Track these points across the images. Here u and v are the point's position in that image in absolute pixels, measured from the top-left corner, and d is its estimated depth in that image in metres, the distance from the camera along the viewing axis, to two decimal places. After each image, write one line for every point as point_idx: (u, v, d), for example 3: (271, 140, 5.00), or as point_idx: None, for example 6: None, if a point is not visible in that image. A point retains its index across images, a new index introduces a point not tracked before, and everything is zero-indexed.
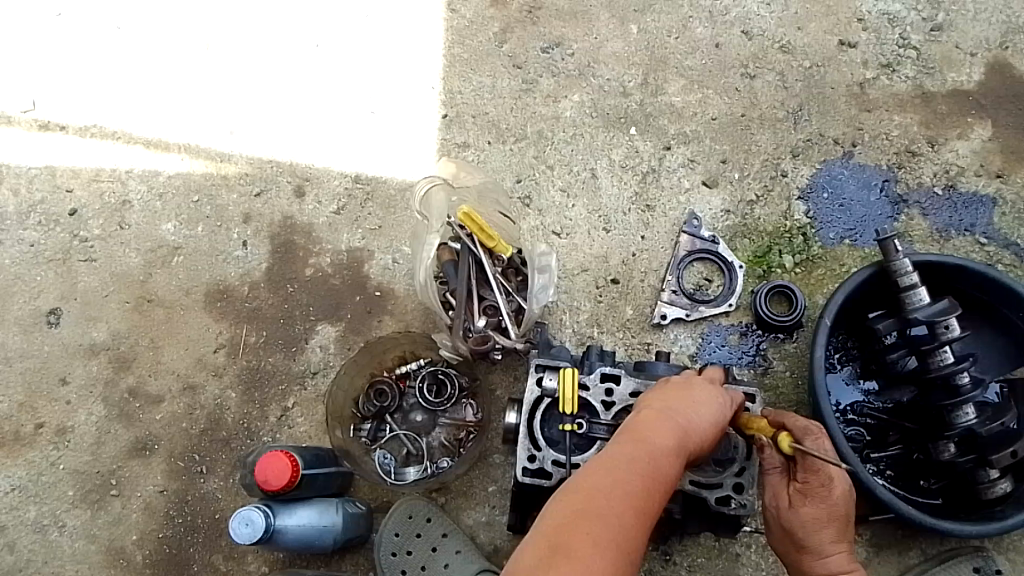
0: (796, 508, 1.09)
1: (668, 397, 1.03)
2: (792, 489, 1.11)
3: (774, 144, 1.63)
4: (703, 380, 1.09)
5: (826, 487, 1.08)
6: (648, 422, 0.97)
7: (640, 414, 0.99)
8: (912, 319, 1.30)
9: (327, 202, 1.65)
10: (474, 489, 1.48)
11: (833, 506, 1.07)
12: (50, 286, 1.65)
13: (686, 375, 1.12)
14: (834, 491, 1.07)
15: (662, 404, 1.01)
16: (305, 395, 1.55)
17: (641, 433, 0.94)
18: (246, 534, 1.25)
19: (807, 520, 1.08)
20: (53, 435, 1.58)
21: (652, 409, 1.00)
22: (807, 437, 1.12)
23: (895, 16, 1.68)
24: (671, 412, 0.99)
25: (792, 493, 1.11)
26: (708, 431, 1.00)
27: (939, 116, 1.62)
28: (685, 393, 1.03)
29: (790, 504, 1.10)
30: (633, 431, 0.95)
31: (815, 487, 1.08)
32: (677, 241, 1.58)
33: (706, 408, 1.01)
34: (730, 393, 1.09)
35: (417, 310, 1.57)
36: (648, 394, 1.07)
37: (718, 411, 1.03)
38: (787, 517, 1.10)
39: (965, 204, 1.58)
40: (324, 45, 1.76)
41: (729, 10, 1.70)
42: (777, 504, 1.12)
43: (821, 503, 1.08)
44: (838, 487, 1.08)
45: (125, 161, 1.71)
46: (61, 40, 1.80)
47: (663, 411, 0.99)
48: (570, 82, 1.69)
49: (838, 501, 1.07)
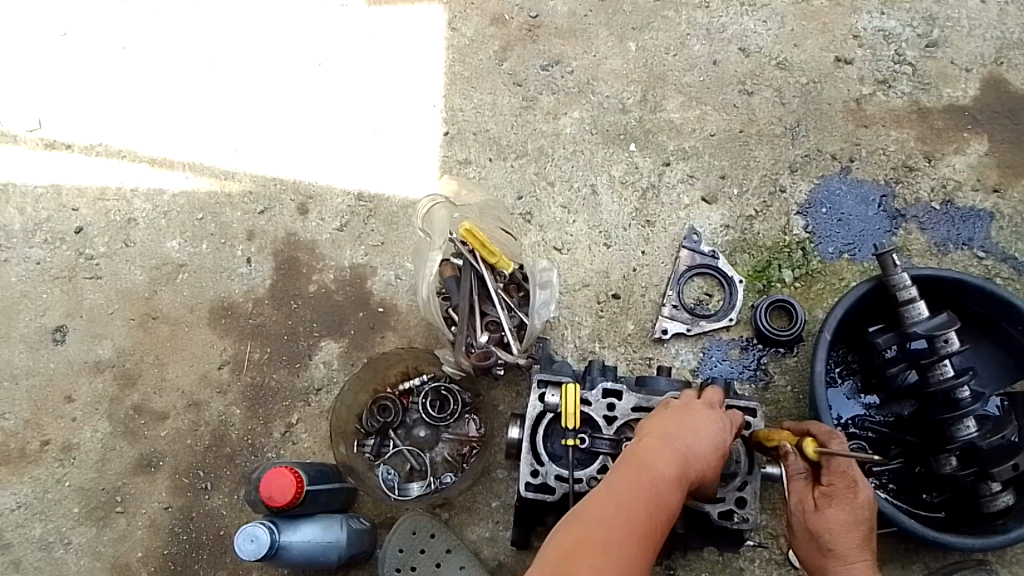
0: (823, 511, 1.09)
1: (668, 423, 1.04)
2: (817, 493, 1.11)
3: (772, 160, 1.64)
4: (701, 402, 1.11)
5: (852, 490, 1.08)
6: (649, 448, 0.98)
7: (643, 440, 1.01)
8: (912, 333, 1.31)
9: (330, 219, 1.66)
10: (477, 504, 1.49)
11: (858, 511, 1.07)
12: (56, 304, 1.66)
13: (689, 397, 1.13)
14: (860, 495, 1.08)
15: (662, 430, 1.02)
16: (309, 411, 1.56)
17: (643, 460, 0.96)
18: (251, 550, 1.26)
19: (836, 524, 1.07)
20: (59, 451, 1.58)
21: (657, 434, 1.02)
22: (832, 440, 1.13)
23: (890, 33, 1.71)
24: (671, 438, 1.00)
25: (817, 497, 1.10)
26: (711, 459, 1.01)
27: (935, 131, 1.64)
28: (684, 418, 1.05)
29: (815, 508, 1.10)
30: (635, 458, 0.97)
31: (841, 490, 1.09)
32: (677, 256, 1.59)
33: (706, 433, 1.03)
34: (731, 417, 1.10)
35: (420, 325, 1.59)
36: (652, 417, 1.09)
37: (719, 435, 1.04)
38: (815, 522, 1.09)
39: (962, 218, 1.59)
40: (326, 63, 1.78)
41: (727, 28, 1.72)
42: (801, 508, 1.11)
43: (847, 507, 1.08)
44: (863, 492, 1.08)
45: (131, 180, 1.73)
46: (67, 59, 1.82)
47: (663, 437, 1.00)
48: (570, 99, 1.71)
49: (863, 505, 1.08)
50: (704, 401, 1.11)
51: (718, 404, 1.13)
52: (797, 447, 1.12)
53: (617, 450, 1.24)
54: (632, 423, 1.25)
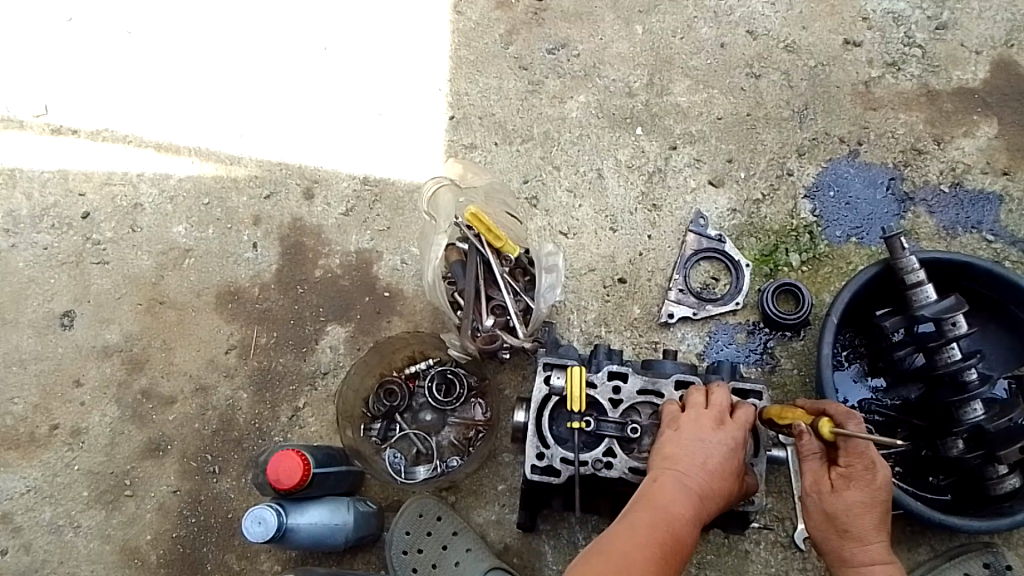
0: (840, 492, 1.08)
1: (678, 452, 1.09)
2: (833, 474, 1.10)
3: (779, 143, 1.63)
4: (708, 418, 1.13)
5: (871, 471, 1.07)
6: (661, 486, 1.04)
7: (660, 467, 1.08)
8: (919, 316, 1.30)
9: (335, 204, 1.66)
10: (484, 488, 1.50)
11: (876, 491, 1.07)
12: (63, 289, 1.67)
13: (700, 403, 1.16)
14: (878, 476, 1.07)
15: (674, 462, 1.08)
16: (315, 395, 1.56)
17: (655, 500, 1.02)
18: (258, 532, 1.27)
19: (852, 506, 1.07)
20: (68, 435, 1.59)
21: (673, 460, 1.08)
22: (850, 420, 1.10)
23: (900, 15, 1.69)
24: (682, 474, 1.06)
25: (834, 478, 1.09)
26: (724, 483, 1.08)
27: (944, 114, 1.63)
28: (696, 445, 1.09)
29: (832, 489, 1.09)
30: (649, 496, 1.03)
31: (859, 471, 1.07)
32: (684, 240, 1.59)
33: (716, 464, 1.08)
34: (741, 421, 1.14)
35: (426, 310, 1.59)
36: (665, 433, 1.14)
37: (729, 461, 1.09)
38: (831, 503, 1.08)
39: (971, 201, 1.58)
40: (331, 48, 1.77)
41: (734, 10, 1.71)
42: (817, 489, 1.10)
43: (866, 488, 1.07)
44: (881, 473, 1.08)
45: (137, 165, 1.73)
46: (71, 45, 1.82)
47: (675, 474, 1.06)
48: (576, 83, 1.70)
49: (881, 486, 1.07)
50: (713, 414, 1.14)
51: (724, 410, 1.15)
52: (811, 427, 1.12)
53: (623, 433, 1.24)
54: (637, 407, 1.26)
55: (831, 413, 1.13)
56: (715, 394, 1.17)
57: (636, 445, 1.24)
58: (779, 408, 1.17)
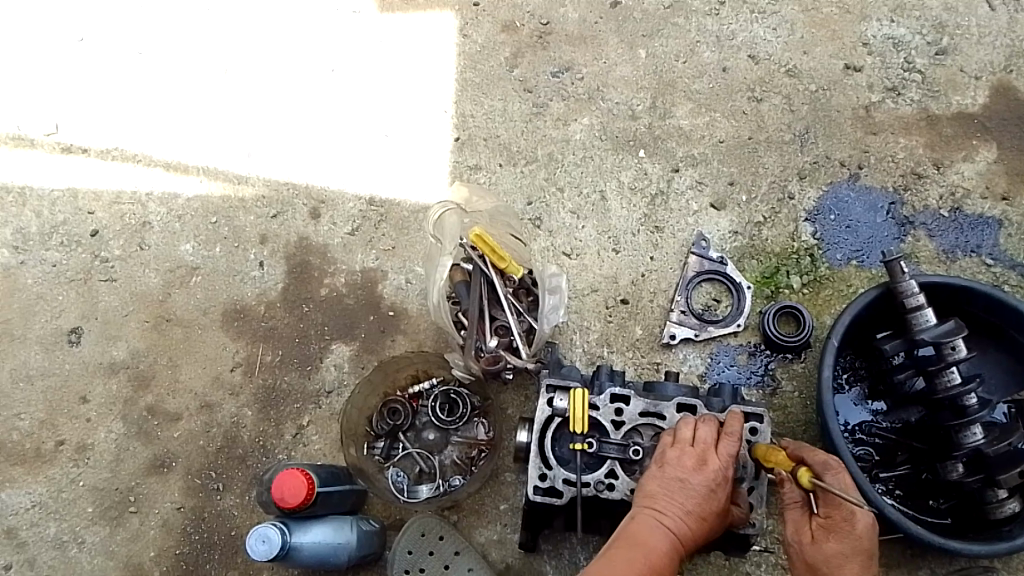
0: (820, 542, 1.13)
1: (658, 492, 1.14)
2: (814, 524, 1.15)
3: (780, 166, 1.65)
4: (691, 457, 1.15)
5: (849, 521, 1.12)
6: (641, 526, 1.10)
7: (641, 507, 1.13)
8: (918, 340, 1.32)
9: (341, 224, 1.68)
10: (486, 506, 1.50)
11: (857, 540, 1.11)
12: (72, 306, 1.68)
13: (684, 439, 1.18)
14: (857, 525, 1.11)
15: (654, 502, 1.13)
16: (320, 413, 1.57)
17: (634, 541, 1.09)
18: (263, 551, 1.27)
19: (831, 555, 1.12)
20: (74, 451, 1.61)
21: (653, 500, 1.13)
22: (827, 470, 1.16)
23: (900, 41, 1.71)
24: (660, 516, 1.12)
25: (815, 528, 1.15)
26: (702, 524, 1.13)
27: (944, 138, 1.65)
28: (675, 487, 1.13)
29: (813, 539, 1.14)
30: (628, 536, 1.10)
31: (838, 522, 1.13)
32: (686, 262, 1.60)
33: (694, 507, 1.13)
34: (724, 458, 1.16)
35: (430, 329, 1.60)
36: (649, 468, 1.19)
37: (708, 502, 1.13)
38: (812, 552, 1.14)
39: (971, 226, 1.60)
40: (340, 69, 1.80)
41: (736, 35, 1.73)
42: (799, 540, 1.16)
43: (844, 538, 1.11)
44: (861, 521, 1.11)
45: (146, 184, 1.76)
46: (83, 64, 1.85)
47: (654, 515, 1.12)
48: (580, 106, 1.72)
49: (862, 534, 1.11)
50: (695, 452, 1.16)
51: (708, 447, 1.17)
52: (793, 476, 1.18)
53: (625, 454, 1.25)
54: (639, 428, 1.27)
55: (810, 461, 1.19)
56: (701, 428, 1.19)
57: (638, 467, 1.25)
58: (766, 448, 1.20)
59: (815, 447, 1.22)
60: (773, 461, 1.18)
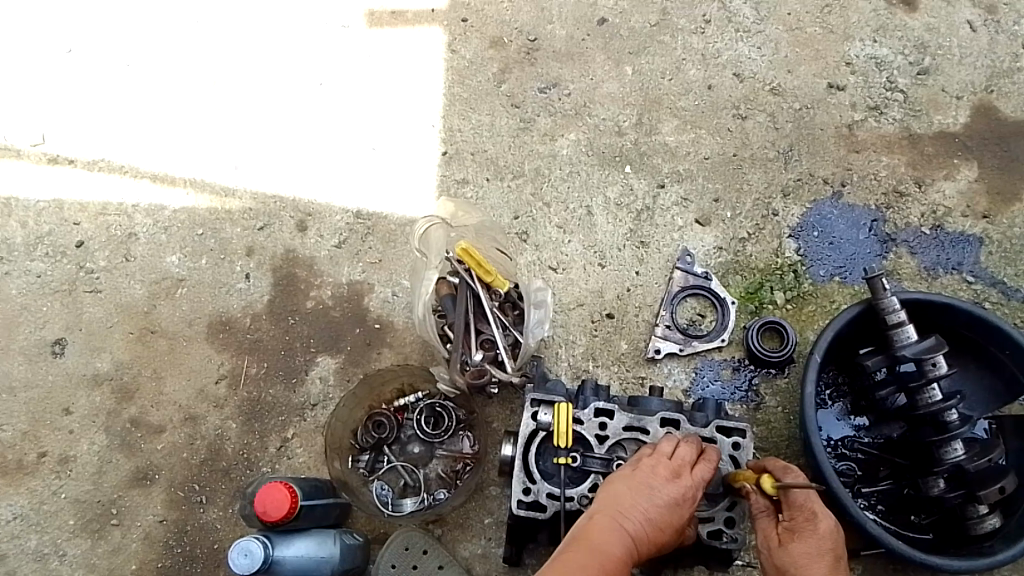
0: (787, 545, 1.14)
1: (624, 494, 1.12)
2: (781, 529, 1.16)
3: (765, 184, 1.67)
4: (666, 468, 1.15)
5: (812, 521, 1.14)
6: (602, 524, 1.08)
7: (603, 509, 1.11)
8: (899, 356, 1.33)
9: (329, 237, 1.68)
10: (470, 521, 1.50)
11: (822, 540, 1.12)
12: (56, 317, 1.68)
13: (659, 452, 1.18)
14: (819, 526, 1.13)
15: (619, 503, 1.11)
16: (304, 426, 1.57)
17: (594, 537, 1.06)
18: (245, 564, 1.25)
19: (798, 555, 1.12)
20: (55, 464, 1.59)
21: (615, 503, 1.11)
22: (788, 473, 1.17)
23: (882, 60, 1.74)
24: (623, 519, 1.10)
25: (781, 532, 1.16)
26: (663, 533, 1.11)
27: (926, 157, 1.67)
28: (642, 491, 1.12)
29: (780, 543, 1.15)
30: (589, 533, 1.07)
31: (802, 523, 1.14)
32: (671, 277, 1.61)
33: (658, 515, 1.11)
34: (698, 476, 1.16)
35: (416, 342, 1.60)
36: (615, 474, 1.18)
37: (673, 513, 1.12)
38: (779, 556, 1.14)
39: (951, 243, 1.62)
40: (328, 83, 1.81)
41: (721, 53, 1.75)
42: (768, 545, 1.16)
43: (810, 538, 1.13)
44: (823, 522, 1.14)
45: (132, 195, 1.76)
46: (71, 75, 1.85)
47: (616, 517, 1.09)
48: (567, 121, 1.74)
49: (825, 535, 1.13)
50: (670, 465, 1.16)
51: (685, 463, 1.17)
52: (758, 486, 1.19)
53: (609, 468, 1.26)
54: (623, 443, 1.27)
55: (771, 467, 1.19)
56: (681, 446, 1.20)
57: None
58: (735, 471, 1.22)
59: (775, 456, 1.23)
60: (741, 477, 1.20)
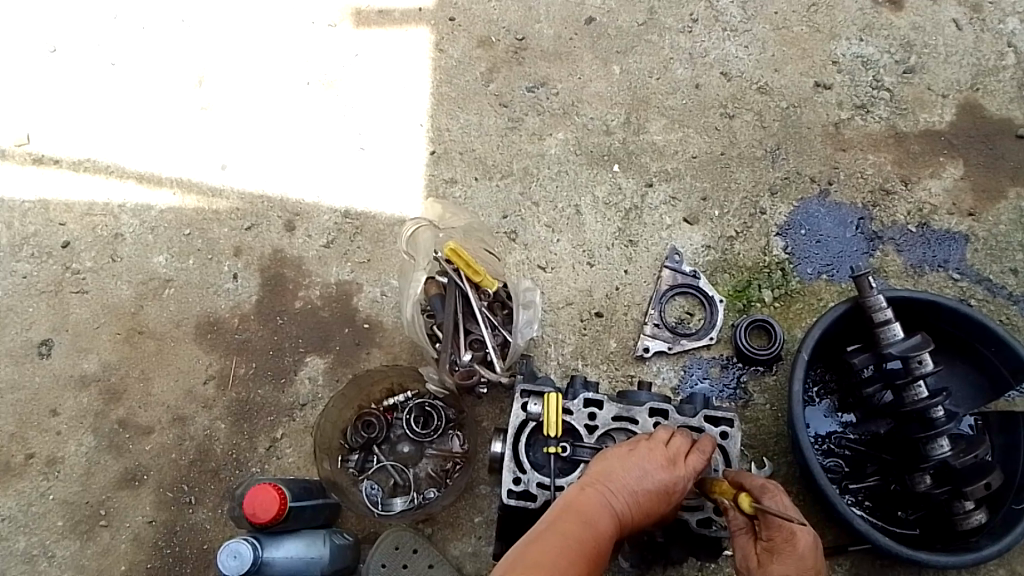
0: (766, 566, 1.11)
1: (617, 472, 1.12)
2: (759, 549, 1.13)
3: (752, 182, 1.68)
4: (661, 454, 1.15)
5: (790, 542, 1.10)
6: (592, 498, 1.08)
7: (591, 482, 1.11)
8: (886, 353, 1.33)
9: (316, 236, 1.68)
10: (461, 520, 1.50)
11: (801, 560, 1.09)
12: (42, 318, 1.67)
13: (657, 439, 1.17)
14: (797, 546, 1.10)
15: (609, 480, 1.11)
16: (293, 426, 1.57)
17: (584, 509, 1.06)
18: (234, 566, 1.25)
19: None
20: (43, 465, 1.59)
21: (605, 479, 1.11)
22: (765, 494, 1.15)
23: (868, 59, 1.75)
24: (612, 496, 1.09)
25: (760, 552, 1.13)
26: (647, 513, 1.12)
27: (911, 155, 1.69)
28: (634, 471, 1.12)
29: (759, 564, 1.12)
30: (578, 504, 1.07)
31: (780, 543, 1.11)
32: (659, 275, 1.62)
33: (646, 496, 1.11)
34: (692, 466, 1.15)
35: (405, 343, 1.60)
36: (605, 451, 1.18)
37: (661, 497, 1.13)
38: None
39: (938, 241, 1.63)
40: (317, 83, 1.80)
41: (709, 52, 1.76)
42: (747, 565, 1.13)
43: (789, 559, 1.09)
44: (802, 540, 1.10)
45: (118, 195, 1.75)
46: (56, 74, 1.84)
47: (606, 492, 1.09)
48: (556, 120, 1.74)
49: (805, 553, 1.09)
50: (666, 453, 1.15)
51: (679, 453, 1.16)
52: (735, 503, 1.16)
53: None
54: (612, 432, 1.28)
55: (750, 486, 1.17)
56: (676, 437, 1.19)
57: None
58: (711, 480, 1.20)
59: (753, 472, 1.21)
60: (718, 489, 1.17)
